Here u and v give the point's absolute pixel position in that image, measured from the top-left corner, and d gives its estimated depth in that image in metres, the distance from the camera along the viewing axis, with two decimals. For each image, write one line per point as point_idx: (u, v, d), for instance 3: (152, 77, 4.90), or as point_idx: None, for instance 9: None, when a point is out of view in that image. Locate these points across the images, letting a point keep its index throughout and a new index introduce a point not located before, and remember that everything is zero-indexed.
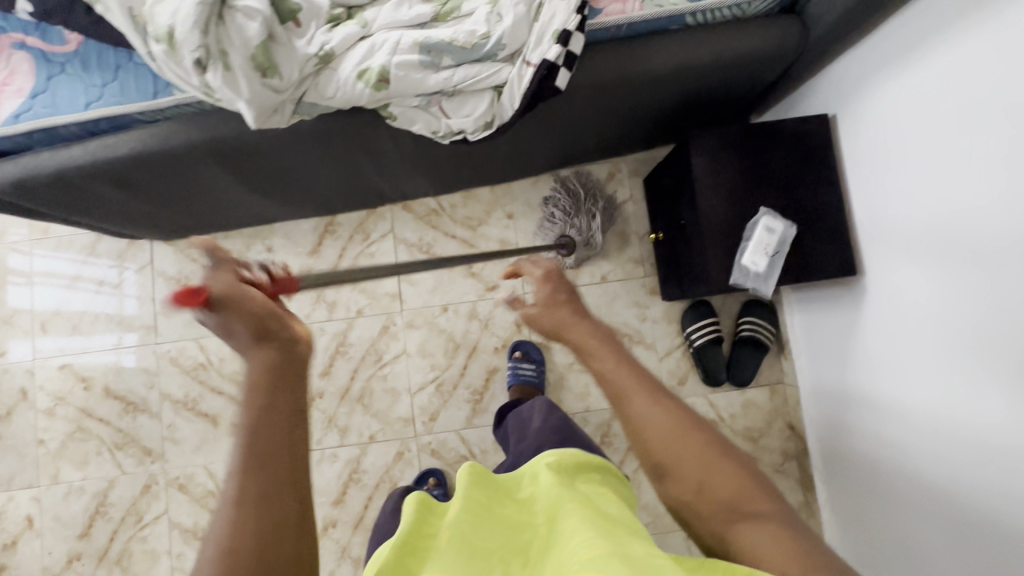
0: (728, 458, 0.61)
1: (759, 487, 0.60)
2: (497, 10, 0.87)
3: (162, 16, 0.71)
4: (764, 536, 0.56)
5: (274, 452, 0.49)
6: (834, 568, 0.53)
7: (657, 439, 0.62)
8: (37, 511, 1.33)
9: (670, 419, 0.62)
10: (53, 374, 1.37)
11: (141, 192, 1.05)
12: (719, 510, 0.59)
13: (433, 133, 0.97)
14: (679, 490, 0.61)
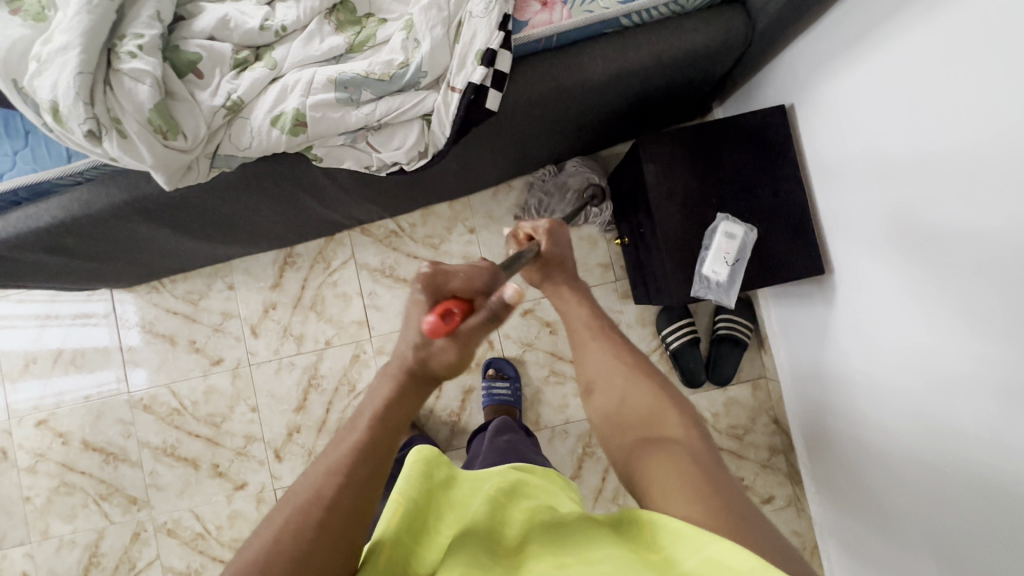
0: (653, 387, 0.69)
1: (677, 416, 0.66)
2: (413, 35, 0.81)
3: (43, 92, 0.69)
4: (666, 452, 0.62)
5: (371, 457, 0.55)
6: (728, 501, 0.55)
7: (592, 364, 0.74)
8: (32, 567, 1.34)
9: (608, 351, 0.74)
10: (30, 432, 1.37)
11: (78, 253, 1.02)
12: (636, 429, 0.67)
13: (368, 167, 0.93)
14: (604, 405, 0.71)
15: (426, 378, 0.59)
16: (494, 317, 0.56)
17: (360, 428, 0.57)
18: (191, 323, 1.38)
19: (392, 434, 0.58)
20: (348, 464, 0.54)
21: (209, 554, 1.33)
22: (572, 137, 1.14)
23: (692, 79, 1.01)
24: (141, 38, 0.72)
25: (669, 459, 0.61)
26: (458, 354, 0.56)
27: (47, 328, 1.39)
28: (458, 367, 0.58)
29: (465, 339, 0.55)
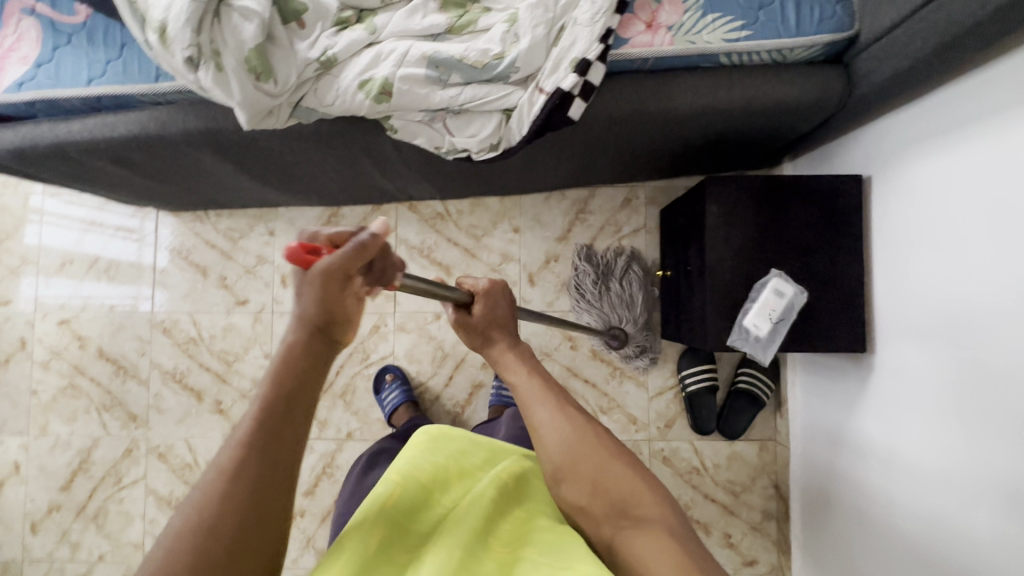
0: (620, 460, 0.67)
1: (649, 493, 0.64)
2: (515, 29, 0.81)
3: (157, 12, 0.71)
4: (648, 537, 0.60)
5: (271, 443, 0.46)
6: (711, 572, 0.56)
7: (553, 446, 0.67)
8: (24, 458, 1.37)
9: (568, 428, 0.68)
10: (52, 329, 1.40)
11: (141, 170, 1.04)
12: (611, 512, 0.64)
13: (437, 148, 0.93)
14: (573, 492, 0.66)
15: (317, 332, 0.49)
16: (356, 251, 0.46)
17: (246, 425, 0.46)
18: (226, 259, 1.39)
19: (283, 413, 0.47)
20: (241, 464, 0.45)
21: None
22: (637, 161, 1.13)
23: (772, 130, 1.00)
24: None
25: (653, 549, 0.59)
26: (321, 301, 0.47)
27: (90, 232, 1.42)
28: (342, 314, 0.49)
29: (327, 273, 0.45)
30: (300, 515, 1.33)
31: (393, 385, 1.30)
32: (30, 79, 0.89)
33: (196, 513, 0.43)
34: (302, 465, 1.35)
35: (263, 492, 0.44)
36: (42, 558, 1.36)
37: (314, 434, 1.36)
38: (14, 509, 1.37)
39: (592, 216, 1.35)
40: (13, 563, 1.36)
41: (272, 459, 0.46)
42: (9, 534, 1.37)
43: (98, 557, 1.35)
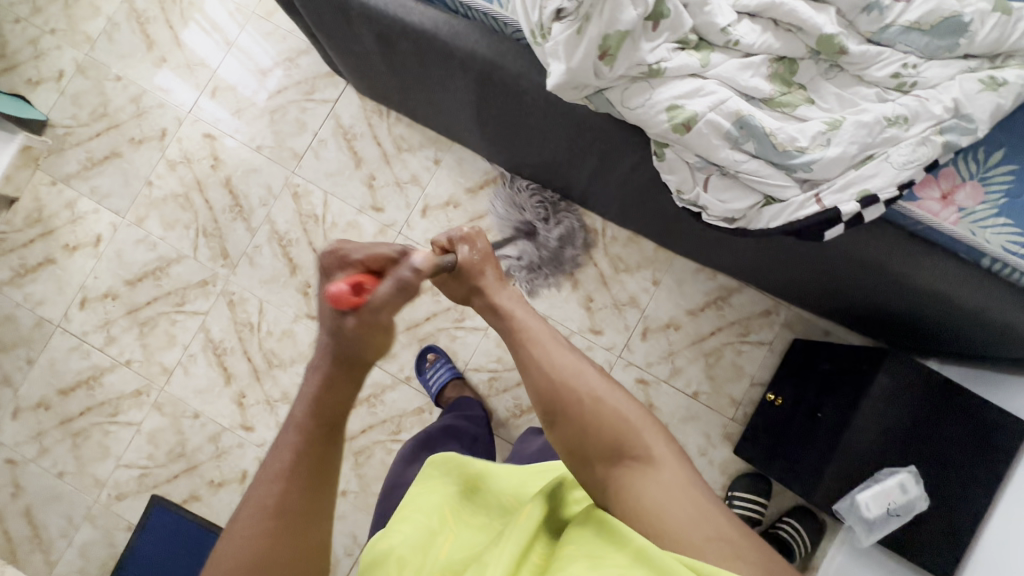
0: (613, 402, 0.73)
1: (646, 437, 0.71)
2: (830, 135, 0.80)
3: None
4: (644, 475, 0.67)
5: (314, 452, 0.55)
6: (703, 512, 0.63)
7: (549, 385, 0.73)
8: (108, 236, 1.36)
9: (569, 364, 0.74)
10: (195, 136, 1.38)
11: (389, 54, 1.01)
12: (606, 453, 0.70)
13: (677, 190, 0.92)
14: (568, 432, 0.72)
15: (351, 359, 0.55)
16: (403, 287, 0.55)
17: (294, 422, 0.55)
18: (384, 162, 1.37)
19: (323, 431, 0.56)
20: (291, 467, 0.54)
21: (245, 346, 1.34)
22: (812, 291, 1.12)
23: (952, 335, 0.99)
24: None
25: (651, 486, 0.66)
26: (359, 337, 0.54)
27: (274, 69, 1.39)
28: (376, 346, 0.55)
29: (371, 310, 0.53)
30: None
31: (439, 363, 1.30)
32: None
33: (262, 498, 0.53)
34: None
35: (305, 497, 0.54)
36: (76, 333, 1.34)
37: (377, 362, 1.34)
38: (74, 276, 1.35)
39: (729, 309, 1.34)
40: (47, 323, 1.34)
41: (312, 466, 0.55)
42: (58, 296, 1.35)
43: (126, 361, 1.34)
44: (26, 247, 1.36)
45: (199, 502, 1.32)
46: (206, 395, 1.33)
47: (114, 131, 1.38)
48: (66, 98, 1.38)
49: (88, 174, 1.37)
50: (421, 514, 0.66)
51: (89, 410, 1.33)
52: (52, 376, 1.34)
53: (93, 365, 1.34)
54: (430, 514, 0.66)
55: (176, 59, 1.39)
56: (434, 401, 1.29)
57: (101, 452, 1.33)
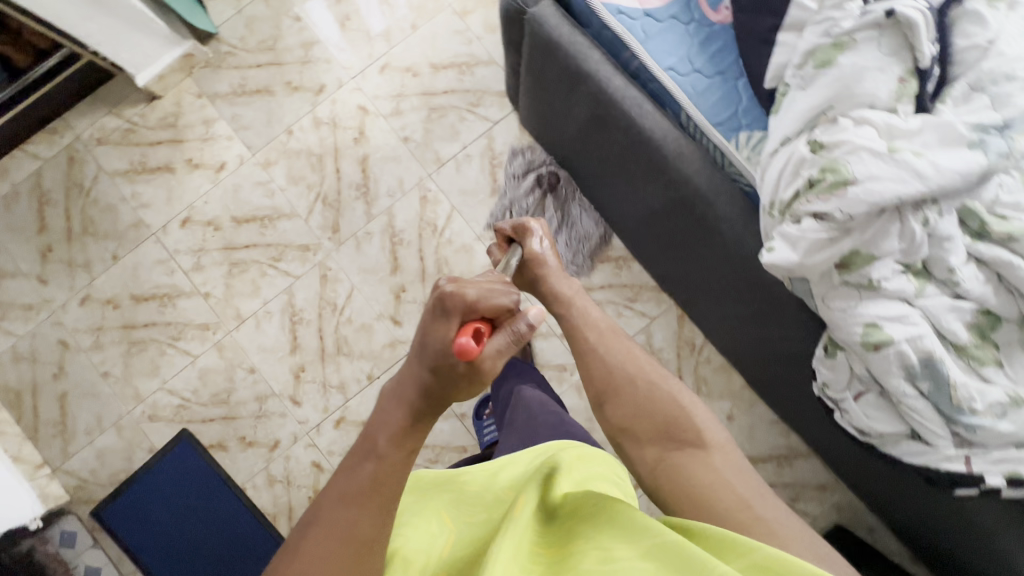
0: (665, 383, 0.79)
1: (698, 419, 0.75)
2: (1009, 408, 0.78)
3: (858, 168, 0.65)
4: (695, 458, 0.72)
5: (389, 472, 0.54)
6: (756, 492, 0.68)
7: (604, 370, 0.82)
8: (232, 167, 1.34)
9: (623, 353, 0.83)
10: (350, 104, 1.35)
11: (589, 130, 0.99)
12: (659, 436, 0.75)
13: (823, 382, 0.90)
14: (618, 413, 0.79)
15: (439, 401, 0.57)
16: (518, 339, 0.59)
17: (379, 453, 0.54)
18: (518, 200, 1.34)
19: (407, 452, 0.55)
20: (363, 493, 0.53)
21: (322, 323, 1.33)
22: (888, 503, 1.11)
23: None
24: (941, 212, 0.66)
25: (703, 469, 0.70)
26: (463, 382, 0.56)
27: (449, 68, 1.36)
28: (466, 389, 0.57)
29: (493, 365, 0.56)
30: None
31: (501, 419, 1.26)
32: (629, 17, 0.85)
33: (341, 518, 0.52)
34: None
35: (377, 525, 0.52)
36: (167, 248, 1.33)
37: None
38: (186, 193, 1.34)
39: (789, 470, 1.32)
40: (145, 228, 1.33)
41: (390, 490, 0.53)
42: (164, 206, 1.34)
43: (205, 293, 1.33)
44: (151, 147, 1.34)
45: (223, 453, 1.32)
46: (269, 354, 1.32)
47: (275, 68, 1.35)
48: (240, 19, 1.35)
49: (235, 100, 1.35)
50: (421, 515, 0.62)
51: (154, 326, 1.33)
52: (131, 279, 1.33)
53: (172, 285, 1.33)
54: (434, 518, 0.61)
55: (359, 22, 1.36)
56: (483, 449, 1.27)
57: (150, 369, 1.32)
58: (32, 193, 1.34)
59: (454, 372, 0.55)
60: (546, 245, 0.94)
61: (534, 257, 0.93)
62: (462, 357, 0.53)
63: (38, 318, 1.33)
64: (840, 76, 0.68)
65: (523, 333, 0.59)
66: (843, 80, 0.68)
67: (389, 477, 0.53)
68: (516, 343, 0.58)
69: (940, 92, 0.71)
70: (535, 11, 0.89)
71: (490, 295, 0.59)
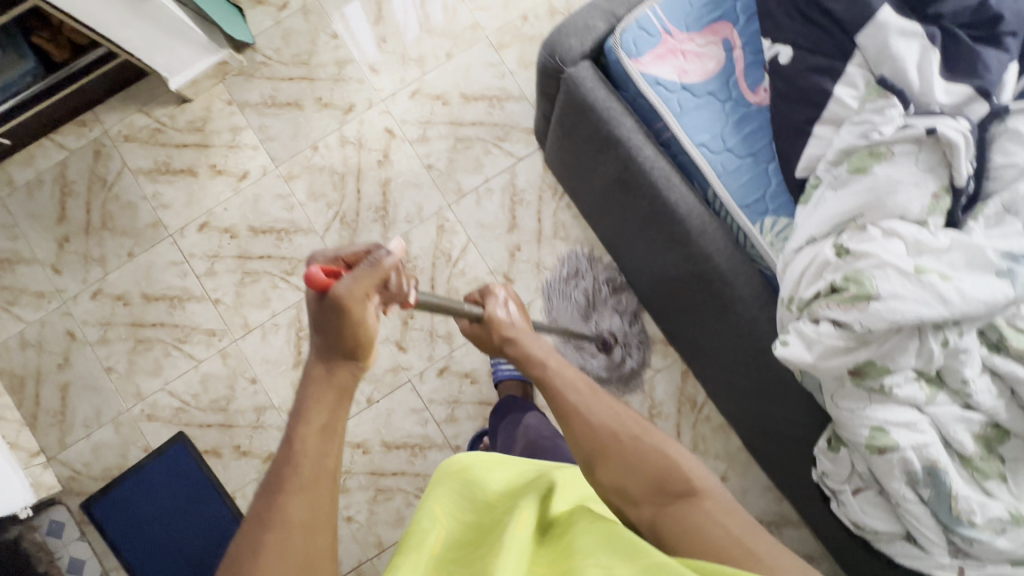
0: (650, 435, 0.68)
1: (687, 465, 0.65)
2: (1009, 526, 0.77)
3: (883, 283, 0.65)
4: (688, 506, 0.61)
5: (308, 453, 0.54)
6: (760, 537, 0.58)
7: (588, 427, 0.69)
8: (255, 177, 1.35)
9: (608, 408, 0.70)
10: (377, 125, 1.35)
11: (612, 190, 0.99)
12: (646, 493, 0.64)
13: (822, 471, 0.89)
14: (604, 476, 0.66)
15: (341, 351, 0.57)
16: (374, 266, 0.58)
17: (291, 438, 0.55)
18: (535, 238, 1.34)
19: (318, 431, 0.55)
20: (287, 479, 0.53)
21: None
22: None
23: None
24: (961, 334, 0.65)
25: (698, 517, 0.60)
26: (337, 317, 0.56)
27: (479, 99, 1.36)
28: (357, 339, 0.57)
29: (345, 287, 0.55)
30: (362, 450, 1.31)
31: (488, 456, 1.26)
32: (667, 89, 0.85)
33: (265, 507, 0.52)
34: (406, 423, 1.32)
35: (317, 508, 0.52)
36: (183, 250, 1.34)
37: (438, 418, 1.32)
38: (206, 198, 1.35)
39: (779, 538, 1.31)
40: (163, 228, 1.34)
41: (316, 480, 0.53)
42: (184, 209, 1.35)
43: (215, 299, 1.34)
44: (177, 149, 1.35)
45: (216, 459, 1.32)
46: (272, 367, 1.33)
47: (307, 82, 1.36)
48: (278, 30, 1.36)
49: (264, 111, 1.35)
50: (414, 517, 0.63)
51: (161, 326, 1.34)
52: (143, 278, 1.34)
53: (184, 287, 1.34)
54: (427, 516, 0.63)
55: (394, 46, 1.37)
56: None
57: (153, 369, 1.33)
58: (56, 182, 1.35)
59: (321, 311, 0.56)
60: (512, 309, 0.86)
61: (500, 323, 0.83)
62: (310, 284, 0.56)
63: (48, 307, 1.34)
64: (875, 186, 0.68)
65: (381, 261, 0.58)
66: (877, 190, 0.68)
67: (311, 457, 0.54)
68: (375, 273, 0.57)
69: (972, 208, 0.70)
70: (573, 71, 0.88)
71: (350, 245, 0.61)
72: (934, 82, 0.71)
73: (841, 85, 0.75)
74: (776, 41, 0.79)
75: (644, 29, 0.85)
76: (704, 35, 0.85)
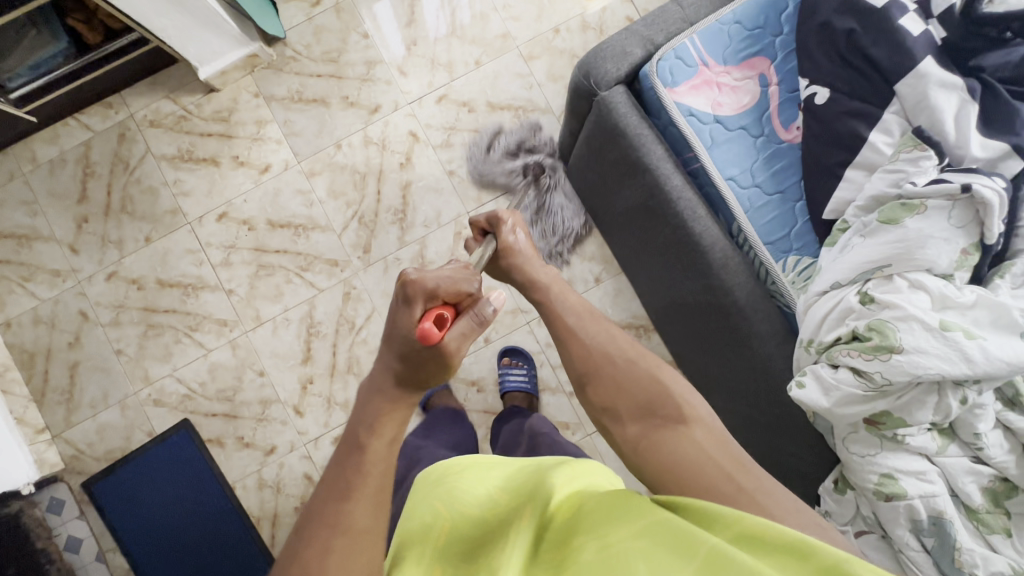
0: (647, 360, 0.69)
1: (679, 393, 0.65)
2: None
3: (906, 336, 0.65)
4: (677, 436, 0.61)
5: (372, 463, 0.56)
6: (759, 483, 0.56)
7: (584, 350, 0.71)
8: (276, 171, 1.35)
9: (603, 335, 0.72)
10: (402, 128, 1.36)
11: (635, 215, 0.99)
12: (638, 415, 0.65)
13: (826, 510, 0.89)
14: (599, 397, 0.69)
15: (419, 384, 0.63)
16: (479, 325, 0.65)
17: (359, 445, 0.57)
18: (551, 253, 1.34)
19: (387, 441, 0.58)
20: (354, 484, 0.54)
21: (337, 339, 1.33)
22: None
23: None
24: (980, 391, 0.66)
25: (688, 449, 0.59)
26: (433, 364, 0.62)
27: (505, 109, 1.36)
28: (440, 377, 0.64)
29: (456, 346, 0.62)
30: None
31: None
32: (699, 120, 0.85)
33: (319, 513, 0.53)
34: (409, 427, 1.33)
35: (375, 513, 0.53)
36: (200, 239, 1.35)
37: None
38: (227, 189, 1.35)
39: None
40: (182, 216, 1.35)
41: (377, 480, 0.55)
42: (204, 198, 1.35)
43: (229, 289, 1.34)
44: (201, 138, 1.36)
45: (219, 449, 1.33)
46: (280, 361, 1.33)
47: (335, 80, 1.36)
48: (309, 26, 1.36)
49: (291, 106, 1.36)
50: (418, 515, 0.63)
51: (173, 313, 1.34)
52: (159, 264, 1.35)
53: (198, 276, 1.34)
54: (428, 513, 0.62)
55: (425, 50, 1.37)
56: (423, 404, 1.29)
57: (163, 355, 1.34)
58: (78, 163, 1.35)
59: (425, 358, 0.62)
60: (520, 236, 0.82)
61: (509, 248, 0.81)
62: (425, 340, 0.60)
63: (63, 286, 1.34)
64: (905, 238, 0.68)
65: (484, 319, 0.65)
66: (907, 242, 0.68)
67: (376, 466, 0.56)
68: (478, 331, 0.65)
69: (999, 265, 0.70)
70: (607, 95, 0.88)
71: (449, 282, 0.66)
72: (971, 134, 0.71)
73: (876, 131, 0.76)
74: (814, 81, 0.79)
75: (681, 59, 0.85)
76: (741, 68, 0.85)
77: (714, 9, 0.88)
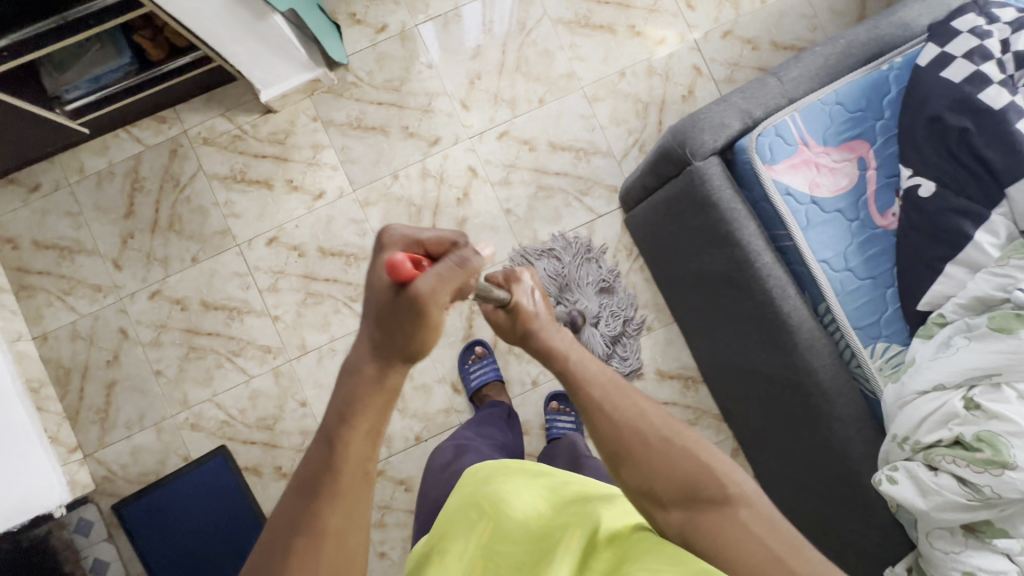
0: (680, 434, 0.59)
1: (722, 470, 0.56)
2: None
3: (1018, 452, 0.68)
4: (727, 521, 0.54)
5: (348, 455, 0.51)
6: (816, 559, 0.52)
7: (606, 426, 0.59)
8: (330, 198, 1.33)
9: (630, 406, 0.60)
10: (461, 162, 1.34)
11: (707, 281, 0.98)
12: (677, 499, 0.56)
13: None
14: (631, 482, 0.57)
15: (388, 350, 0.51)
16: (461, 269, 0.50)
17: (326, 438, 0.51)
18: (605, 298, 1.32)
19: (366, 434, 0.52)
20: (325, 482, 0.50)
21: None
22: None
23: None
24: None
25: (736, 533, 0.53)
26: (410, 319, 0.50)
27: (567, 150, 1.35)
28: (419, 343, 0.51)
29: (429, 289, 0.48)
30: (404, 488, 1.29)
31: (485, 361, 1.30)
32: (797, 201, 0.84)
33: (291, 510, 0.50)
34: None
35: (351, 515, 0.50)
36: (248, 262, 1.32)
37: None
38: (278, 212, 1.33)
39: None
40: (231, 237, 1.32)
41: (350, 479, 0.51)
42: (255, 220, 1.32)
43: (276, 316, 1.32)
44: (256, 159, 1.33)
45: (256, 477, 1.30)
46: (324, 391, 1.31)
47: (395, 109, 1.34)
48: (372, 52, 1.34)
49: (349, 132, 1.33)
50: (464, 509, 0.64)
51: (216, 336, 1.31)
52: (205, 285, 1.32)
53: (244, 299, 1.32)
54: (471, 513, 0.63)
55: (488, 84, 1.35)
56: (470, 395, 1.29)
57: (203, 378, 1.31)
58: (127, 176, 1.32)
59: (396, 304, 0.49)
60: (538, 297, 0.70)
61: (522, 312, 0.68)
62: (388, 272, 0.48)
63: (104, 302, 1.31)
64: (1016, 349, 0.70)
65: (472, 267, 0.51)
66: (1019, 354, 0.70)
67: (353, 460, 0.51)
68: (462, 277, 0.50)
69: None
70: (702, 165, 0.88)
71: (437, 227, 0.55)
72: None
73: (983, 231, 0.78)
74: (918, 172, 0.82)
75: (781, 136, 0.85)
76: (839, 150, 0.86)
77: (814, 85, 0.89)
